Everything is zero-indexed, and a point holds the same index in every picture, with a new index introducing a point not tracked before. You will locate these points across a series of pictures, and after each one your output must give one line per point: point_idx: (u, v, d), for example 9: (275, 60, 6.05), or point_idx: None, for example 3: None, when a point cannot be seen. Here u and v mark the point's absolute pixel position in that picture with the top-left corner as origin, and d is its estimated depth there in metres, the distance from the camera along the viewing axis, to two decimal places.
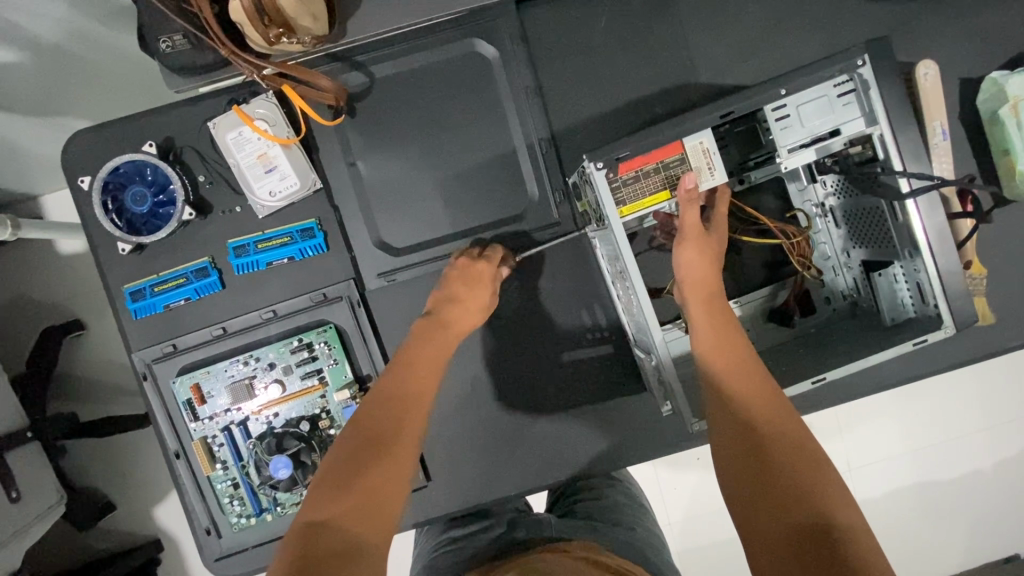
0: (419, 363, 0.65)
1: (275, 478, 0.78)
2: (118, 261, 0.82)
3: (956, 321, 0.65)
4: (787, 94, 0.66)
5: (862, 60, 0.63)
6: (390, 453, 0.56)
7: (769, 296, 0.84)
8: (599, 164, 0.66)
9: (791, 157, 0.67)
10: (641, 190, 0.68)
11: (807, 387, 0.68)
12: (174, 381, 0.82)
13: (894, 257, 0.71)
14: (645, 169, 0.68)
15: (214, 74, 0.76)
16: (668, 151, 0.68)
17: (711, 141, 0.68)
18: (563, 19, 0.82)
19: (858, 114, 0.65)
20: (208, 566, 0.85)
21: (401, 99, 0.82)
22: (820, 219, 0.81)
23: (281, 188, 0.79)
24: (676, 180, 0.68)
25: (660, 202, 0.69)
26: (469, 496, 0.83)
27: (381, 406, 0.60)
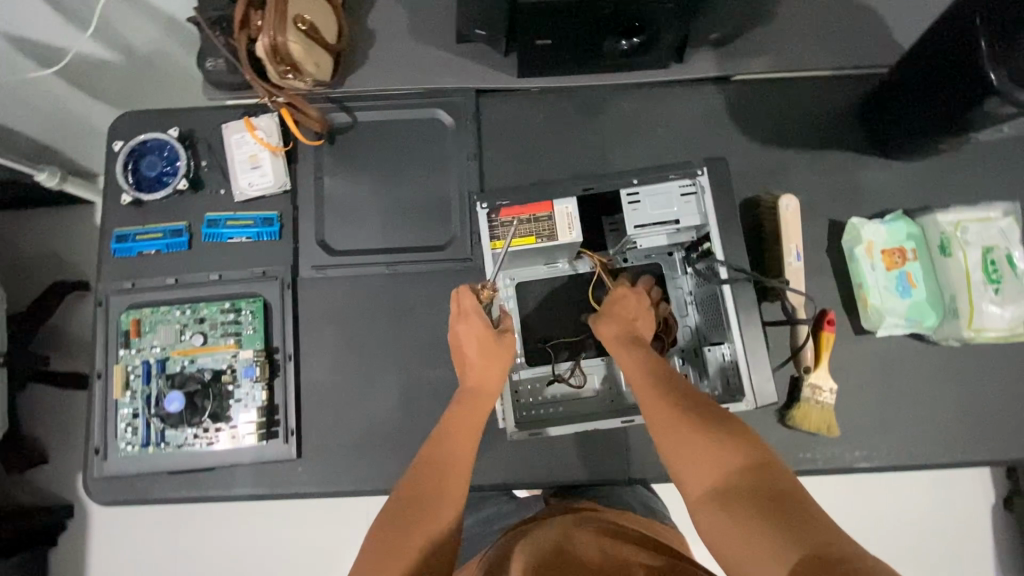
0: (463, 430, 0.73)
1: (166, 411, 0.91)
2: (117, 210, 1.02)
3: (754, 398, 0.81)
4: (641, 184, 0.84)
5: (700, 172, 0.83)
6: (430, 522, 0.63)
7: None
8: (485, 205, 0.85)
9: (641, 232, 0.83)
10: (512, 231, 0.85)
11: (615, 423, 0.85)
12: (122, 312, 0.97)
13: (721, 340, 0.84)
14: (521, 216, 0.85)
15: (240, 92, 1.02)
16: (541, 208, 0.85)
17: (574, 208, 0.84)
18: (512, 108, 1.04)
19: (695, 211, 0.83)
20: (87, 485, 0.95)
21: (372, 139, 1.04)
22: (689, 303, 0.90)
23: (258, 182, 1.00)
24: (542, 229, 0.84)
25: (527, 244, 0.85)
26: (333, 476, 0.94)
27: (426, 479, 0.67)
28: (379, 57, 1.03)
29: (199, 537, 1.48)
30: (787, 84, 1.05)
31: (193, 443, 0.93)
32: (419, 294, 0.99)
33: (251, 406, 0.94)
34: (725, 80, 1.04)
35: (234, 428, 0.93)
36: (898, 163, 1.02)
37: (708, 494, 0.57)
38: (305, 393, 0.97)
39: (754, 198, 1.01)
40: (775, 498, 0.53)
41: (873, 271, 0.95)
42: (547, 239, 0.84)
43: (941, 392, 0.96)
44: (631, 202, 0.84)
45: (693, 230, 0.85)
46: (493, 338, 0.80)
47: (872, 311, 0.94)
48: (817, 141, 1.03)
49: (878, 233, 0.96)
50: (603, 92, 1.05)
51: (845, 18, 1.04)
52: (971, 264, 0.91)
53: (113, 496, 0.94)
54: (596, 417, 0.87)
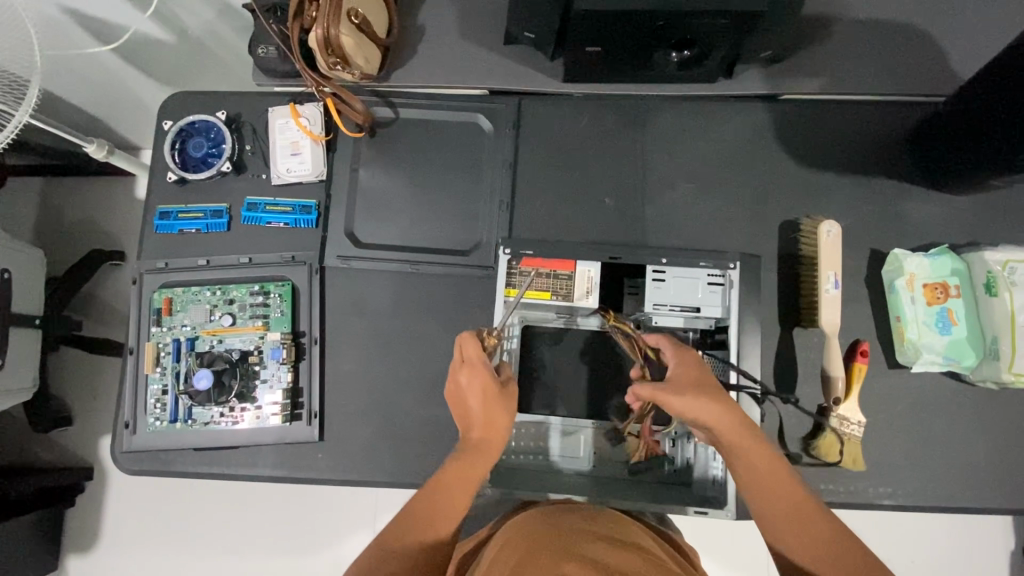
0: (452, 480, 0.71)
1: (195, 388, 0.94)
2: (161, 187, 1.04)
3: (735, 507, 0.85)
4: (668, 264, 0.90)
5: (733, 265, 0.90)
6: (396, 557, 0.62)
7: (614, 426, 0.93)
8: (507, 250, 0.93)
9: (656, 310, 0.89)
10: (532, 283, 0.91)
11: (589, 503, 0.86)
12: (155, 291, 1.00)
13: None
14: (542, 269, 0.91)
15: (287, 80, 1.04)
16: (561, 266, 0.92)
17: (594, 274, 0.91)
18: (553, 113, 1.04)
19: (718, 303, 0.89)
20: (115, 456, 0.98)
21: (412, 135, 1.04)
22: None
23: (297, 169, 1.01)
24: (559, 287, 0.91)
25: (542, 298, 0.91)
26: (350, 466, 0.95)
27: (411, 518, 0.67)
28: (426, 54, 1.04)
29: (212, 508, 1.51)
30: (836, 108, 1.03)
31: (217, 422, 0.95)
32: (449, 293, 1.00)
33: (276, 388, 0.96)
34: (772, 99, 1.03)
35: (258, 409, 0.95)
36: (946, 196, 0.99)
37: (809, 568, 0.61)
38: (328, 381, 0.98)
39: (794, 221, 0.99)
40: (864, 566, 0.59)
41: (913, 305, 0.93)
42: (562, 297, 0.90)
43: (973, 435, 0.93)
44: (655, 278, 0.89)
45: (710, 321, 0.90)
46: (494, 390, 0.76)
47: (908, 345, 0.92)
48: (863, 168, 1.01)
49: (921, 266, 0.94)
50: (646, 104, 1.04)
51: (902, 43, 1.01)
52: (1016, 306, 0.88)
53: (139, 469, 0.97)
54: (578, 490, 0.88)
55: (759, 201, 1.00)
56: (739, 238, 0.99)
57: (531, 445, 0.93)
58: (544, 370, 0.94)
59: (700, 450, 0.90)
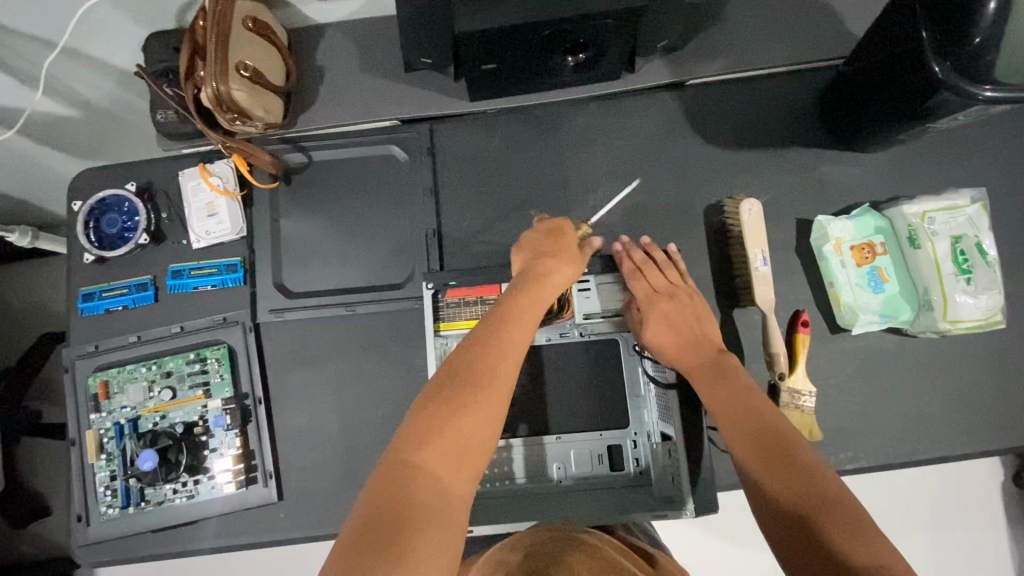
0: (500, 355, 0.71)
1: (140, 470, 0.90)
2: (81, 268, 1.02)
3: (692, 507, 0.83)
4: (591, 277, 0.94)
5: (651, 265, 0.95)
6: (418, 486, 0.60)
7: (574, 438, 0.91)
8: (430, 285, 0.90)
9: (587, 320, 0.93)
10: (459, 313, 0.89)
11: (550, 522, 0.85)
12: (89, 376, 0.98)
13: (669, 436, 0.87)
14: (467, 298, 0.90)
15: (194, 140, 1.02)
16: (487, 290, 0.90)
17: None
18: (466, 132, 1.04)
19: None
20: (72, 551, 0.95)
21: (328, 177, 1.03)
22: (645, 386, 0.91)
23: (216, 230, 1.00)
24: (487, 313, 0.89)
25: (473, 326, 0.89)
26: (315, 521, 0.94)
27: (439, 423, 0.64)
28: (330, 94, 1.03)
29: None
30: (742, 85, 1.04)
31: (171, 499, 0.93)
32: (389, 328, 0.99)
33: (226, 455, 0.93)
34: (679, 86, 1.03)
35: (211, 479, 0.93)
36: (861, 156, 1.00)
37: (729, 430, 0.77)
38: (280, 437, 0.96)
39: (718, 204, 1.00)
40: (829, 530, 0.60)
41: (843, 269, 0.93)
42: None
43: (923, 386, 0.94)
44: (582, 290, 0.93)
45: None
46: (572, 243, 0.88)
47: (844, 309, 0.93)
48: (778, 141, 1.02)
49: (846, 229, 0.95)
50: (557, 110, 1.04)
51: (797, 13, 1.02)
52: (940, 255, 0.90)
53: (100, 559, 0.94)
54: (532, 514, 0.86)
55: (681, 188, 1.00)
56: (667, 229, 1.00)
57: (492, 471, 0.89)
58: None
59: (658, 449, 0.88)
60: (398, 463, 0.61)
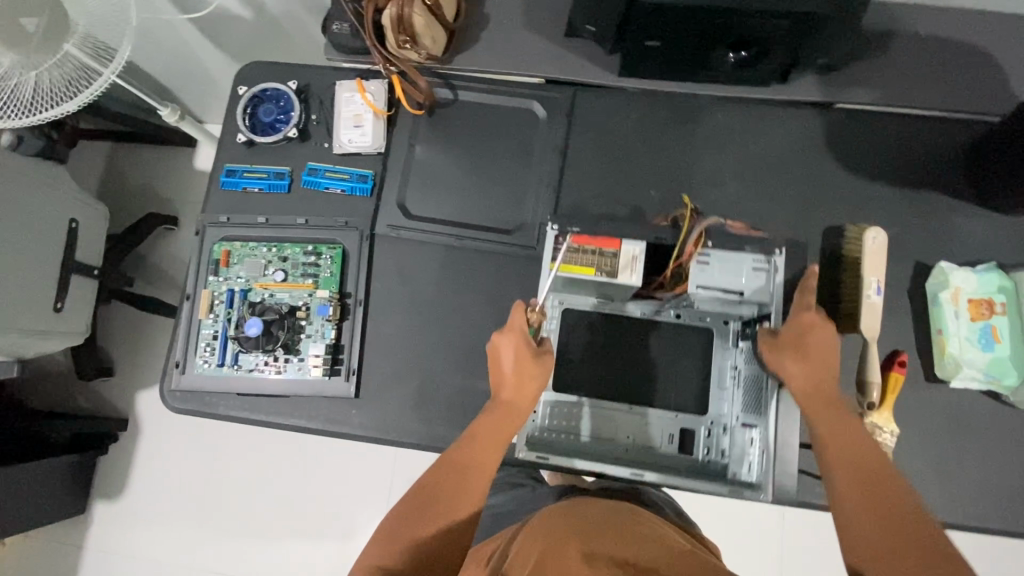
0: (492, 431, 0.82)
1: (245, 334, 0.98)
2: (229, 147, 1.11)
3: (775, 492, 0.83)
4: (712, 250, 0.87)
5: (778, 251, 0.86)
6: (430, 526, 0.72)
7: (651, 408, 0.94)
8: (555, 227, 0.90)
9: (699, 293, 0.87)
10: (575, 259, 0.88)
11: (625, 474, 0.86)
12: (216, 243, 1.06)
13: (754, 424, 0.87)
14: (589, 246, 0.88)
15: (358, 56, 1.09)
16: (606, 244, 0.88)
17: (639, 252, 0.86)
18: (606, 104, 1.07)
19: (762, 289, 0.87)
20: (163, 393, 1.03)
21: (468, 116, 1.09)
22: (732, 377, 0.92)
23: (359, 140, 1.07)
24: (604, 264, 0.87)
25: (587, 274, 0.87)
26: (383, 425, 0.99)
27: (436, 496, 0.75)
28: (490, 42, 1.09)
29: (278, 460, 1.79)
30: (889, 120, 1.03)
31: (261, 369, 1.00)
32: (492, 267, 1.03)
33: (320, 342, 1.00)
34: (825, 107, 1.04)
35: (302, 361, 1.00)
36: (998, 215, 0.99)
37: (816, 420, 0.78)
38: (370, 341, 1.02)
39: (839, 228, 1.00)
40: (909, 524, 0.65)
41: (957, 319, 0.92)
42: (606, 274, 0.87)
43: (1011, 456, 0.91)
44: (699, 263, 0.87)
45: (756, 305, 0.89)
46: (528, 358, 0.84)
47: (948, 359, 0.91)
48: (914, 182, 1.01)
49: (967, 279, 0.93)
50: (697, 103, 1.06)
51: (961, 62, 1.02)
52: None
53: (184, 407, 1.02)
54: (604, 461, 0.88)
55: (804, 205, 1.01)
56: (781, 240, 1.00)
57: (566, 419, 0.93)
58: (577, 351, 0.97)
59: (739, 435, 0.89)
60: (414, 502, 0.75)
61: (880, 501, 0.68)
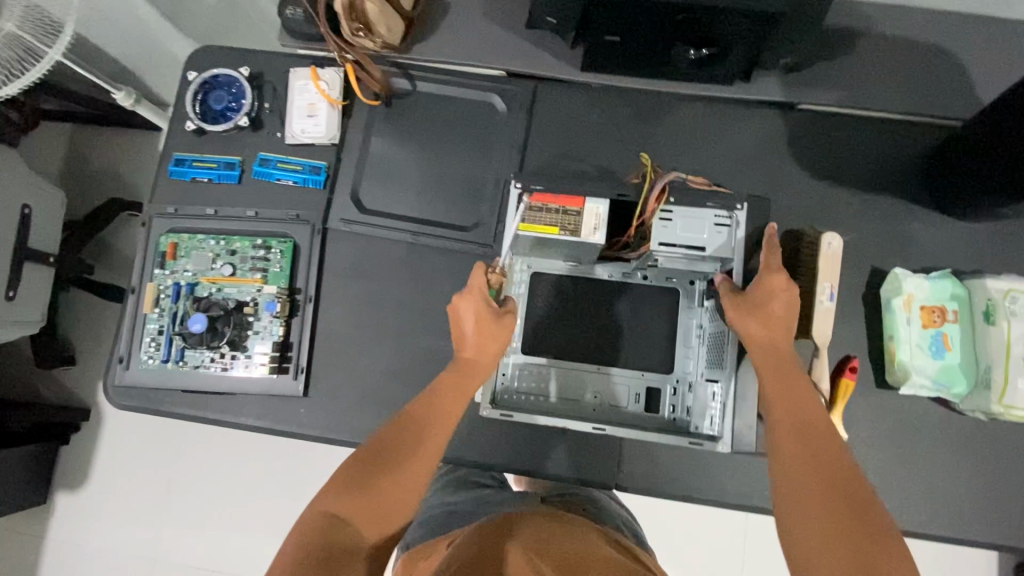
0: (450, 389, 0.81)
1: (189, 330, 0.95)
2: (178, 135, 1.07)
3: (730, 440, 0.87)
4: (673, 205, 0.86)
5: (740, 205, 0.85)
6: (384, 480, 0.70)
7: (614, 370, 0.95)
8: (519, 184, 0.83)
9: (660, 250, 0.85)
10: (536, 218, 0.82)
11: (586, 429, 0.89)
12: (162, 234, 1.03)
13: (716, 379, 0.90)
14: (551, 205, 0.82)
15: (312, 42, 1.05)
16: (570, 202, 0.81)
17: (604, 211, 0.81)
18: (567, 98, 1.05)
19: (723, 244, 0.85)
20: (106, 388, 1.00)
21: (426, 108, 1.06)
22: (697, 336, 0.94)
23: (311, 130, 1.04)
24: (567, 223, 0.81)
25: (548, 234, 0.81)
26: (332, 423, 0.97)
27: (394, 450, 0.73)
28: (449, 31, 1.05)
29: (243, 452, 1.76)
30: (851, 122, 1.02)
31: (207, 366, 0.98)
32: (446, 265, 1.01)
33: (267, 339, 0.98)
34: (789, 107, 1.02)
35: (247, 358, 0.97)
36: (954, 221, 0.98)
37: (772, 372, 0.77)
38: (320, 338, 1.00)
39: (796, 231, 0.98)
40: (860, 475, 0.65)
41: (907, 326, 0.92)
42: (569, 233, 0.81)
43: (956, 463, 0.92)
44: (660, 219, 0.85)
45: (717, 262, 0.88)
46: (490, 314, 0.83)
47: (898, 365, 0.91)
48: (873, 185, 1.00)
49: (920, 286, 0.93)
50: (660, 100, 1.03)
51: (924, 65, 1.00)
52: (1013, 337, 0.87)
53: (128, 403, 1.00)
54: (567, 416, 0.91)
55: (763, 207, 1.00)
56: None
57: (530, 381, 0.94)
58: (530, 352, 0.96)
59: (701, 390, 0.92)
60: (368, 454, 0.72)
61: (839, 475, 0.64)
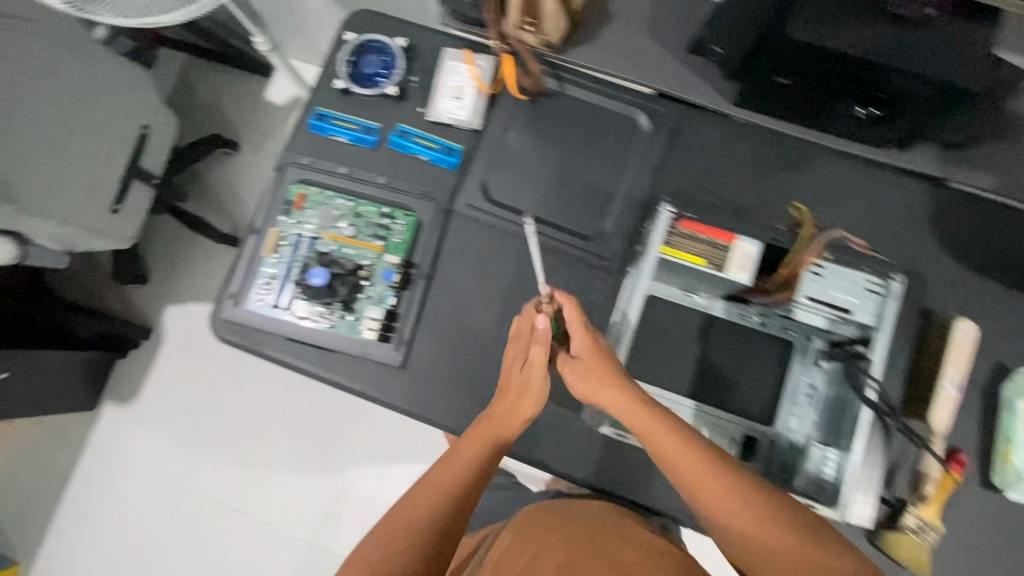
0: (465, 448, 0.83)
1: (308, 283, 0.99)
2: (324, 90, 1.09)
3: (847, 509, 0.85)
4: (828, 264, 0.88)
5: (895, 278, 0.88)
6: (404, 557, 0.75)
7: (714, 412, 0.94)
8: (673, 212, 0.87)
9: (806, 301, 0.87)
10: (685, 247, 0.85)
11: None
12: (292, 183, 1.05)
13: (832, 445, 0.88)
14: (699, 235, 0.85)
15: (470, 26, 1.06)
16: (720, 237, 0.85)
17: (754, 251, 0.85)
18: (711, 129, 1.04)
19: (872, 311, 0.87)
20: (210, 320, 1.03)
21: (569, 111, 1.06)
22: (806, 396, 0.93)
23: (455, 112, 1.05)
24: (714, 257, 0.85)
25: (694, 264, 0.85)
26: (422, 398, 0.99)
27: (414, 525, 0.77)
28: (608, 41, 1.05)
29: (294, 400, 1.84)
30: (999, 210, 0.99)
31: (315, 319, 1.00)
32: (561, 269, 1.01)
33: (377, 305, 1.00)
34: (939, 182, 1.00)
35: (355, 319, 1.00)
36: None
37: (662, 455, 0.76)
38: (425, 315, 1.02)
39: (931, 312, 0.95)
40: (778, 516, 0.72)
41: None
42: (715, 266, 0.84)
43: None
44: (813, 274, 0.88)
45: (856, 327, 0.89)
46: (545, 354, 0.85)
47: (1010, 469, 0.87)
48: (1012, 279, 0.97)
49: None
50: (806, 149, 1.02)
51: None
52: None
53: (230, 338, 1.02)
54: None
55: None
56: None
57: None
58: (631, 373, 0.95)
59: (812, 451, 0.89)
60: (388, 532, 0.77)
61: (784, 545, 0.70)
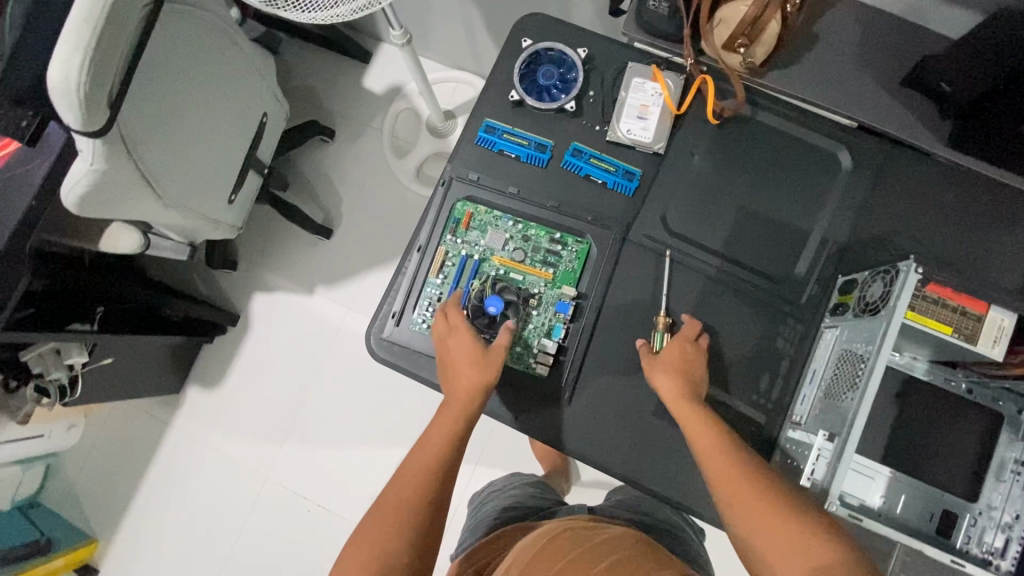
0: (442, 418, 0.87)
1: (481, 311, 0.94)
2: (495, 100, 1.02)
3: None
4: None
5: None
6: (386, 530, 0.77)
7: (913, 482, 0.89)
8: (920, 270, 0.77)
9: None
10: (932, 313, 0.79)
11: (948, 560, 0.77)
12: (459, 200, 0.99)
13: None
14: (948, 301, 0.79)
15: (663, 41, 0.97)
16: (973, 304, 0.79)
17: (1009, 323, 0.79)
18: (918, 172, 0.95)
19: None
20: (366, 337, 0.98)
21: (761, 141, 0.98)
22: (1013, 473, 0.84)
23: (637, 132, 0.97)
24: (964, 327, 0.79)
25: (942, 333, 0.79)
26: (589, 439, 0.94)
27: (393, 501, 0.81)
28: (815, 67, 0.96)
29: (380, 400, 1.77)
30: None
31: None
32: (744, 312, 0.95)
33: (546, 338, 0.95)
34: None
35: (523, 350, 0.96)
36: None
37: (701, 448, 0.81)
38: (594, 350, 0.96)
39: None
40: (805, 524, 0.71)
41: None
42: (965, 338, 0.79)
43: None
44: None
45: None
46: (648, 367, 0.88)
47: None
48: None
49: None
50: None
51: None
52: None
53: (387, 358, 0.97)
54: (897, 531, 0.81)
55: None
56: None
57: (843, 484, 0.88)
58: None
59: None
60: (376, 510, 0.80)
61: (764, 517, 0.73)
